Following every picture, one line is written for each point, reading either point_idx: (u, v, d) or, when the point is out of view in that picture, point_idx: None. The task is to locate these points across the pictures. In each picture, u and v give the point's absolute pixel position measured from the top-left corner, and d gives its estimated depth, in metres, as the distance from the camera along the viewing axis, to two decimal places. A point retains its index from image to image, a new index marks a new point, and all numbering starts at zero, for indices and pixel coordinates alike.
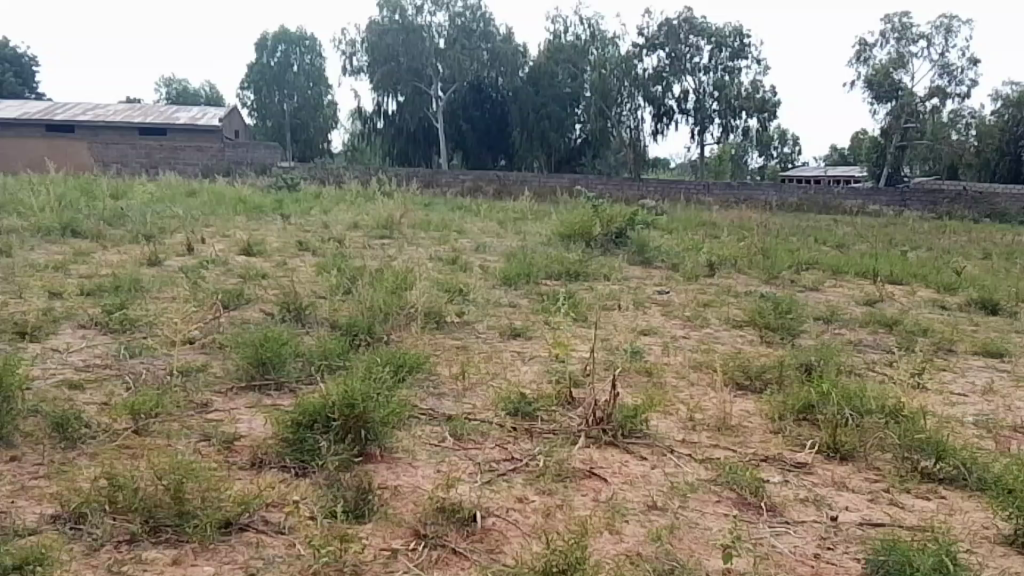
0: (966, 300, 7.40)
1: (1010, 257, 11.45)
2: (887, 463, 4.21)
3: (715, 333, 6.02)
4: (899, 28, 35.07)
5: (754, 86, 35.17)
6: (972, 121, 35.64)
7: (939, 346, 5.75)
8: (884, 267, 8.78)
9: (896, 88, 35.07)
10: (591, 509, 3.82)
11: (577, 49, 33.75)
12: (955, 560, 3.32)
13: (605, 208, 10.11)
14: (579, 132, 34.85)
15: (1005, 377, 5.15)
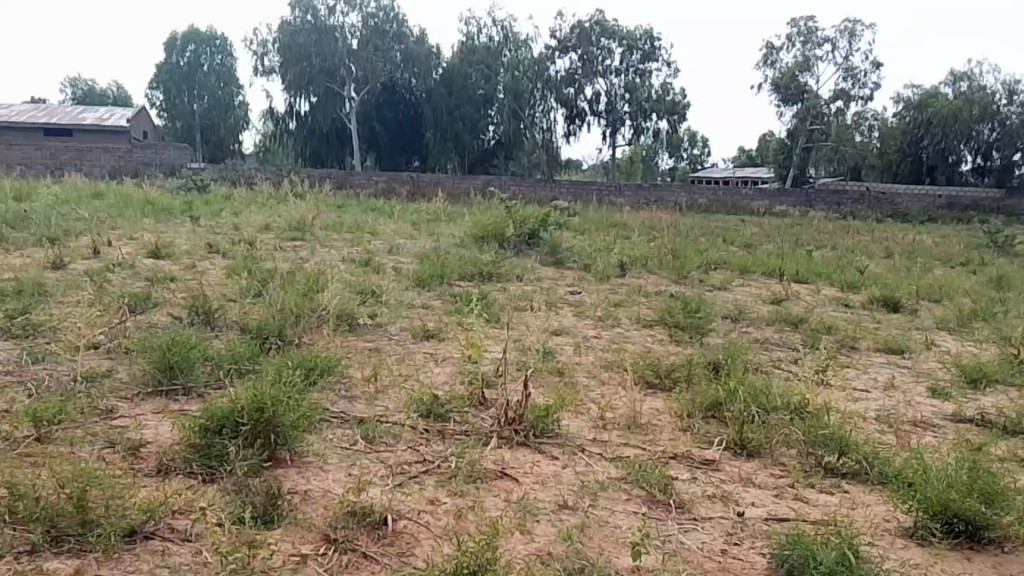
0: (869, 298, 7.60)
1: (910, 256, 11.79)
2: (793, 459, 4.27)
3: (626, 333, 6.09)
4: (805, 32, 34.86)
5: (664, 89, 35.07)
6: (875, 123, 34.99)
7: (842, 344, 5.91)
8: (790, 267, 8.98)
9: (802, 92, 35.23)
10: (503, 510, 3.80)
11: (490, 51, 33.08)
12: (858, 554, 3.39)
13: (519, 208, 10.18)
14: (493, 133, 34.35)
15: (906, 373, 5.33)
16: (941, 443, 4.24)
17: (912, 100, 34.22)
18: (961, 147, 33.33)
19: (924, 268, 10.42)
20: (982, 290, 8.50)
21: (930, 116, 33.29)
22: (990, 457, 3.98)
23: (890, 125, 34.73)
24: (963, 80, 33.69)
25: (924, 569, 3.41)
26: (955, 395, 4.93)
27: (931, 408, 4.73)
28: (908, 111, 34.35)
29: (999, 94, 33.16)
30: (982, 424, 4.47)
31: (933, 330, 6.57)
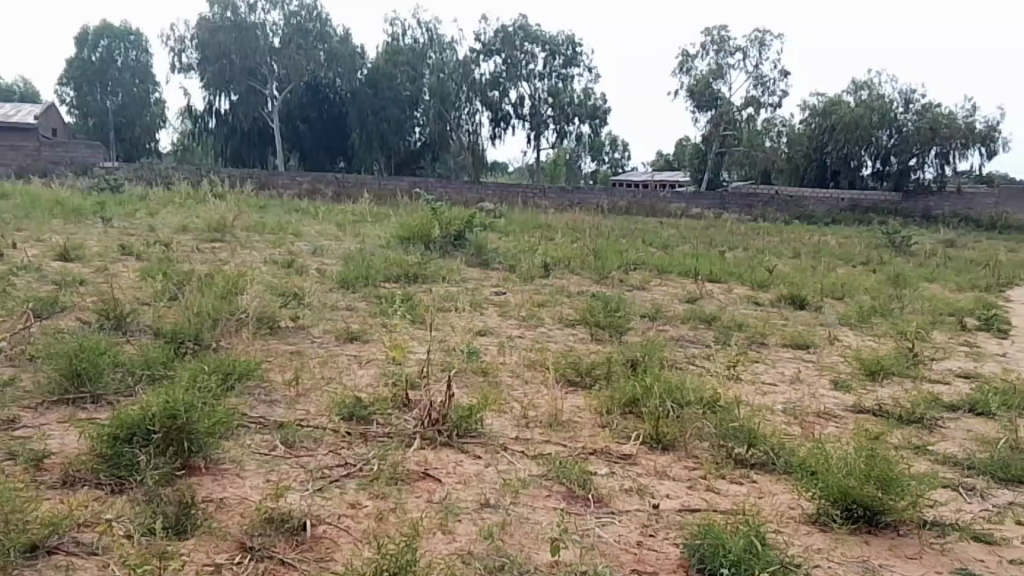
0: (778, 296, 7.93)
1: (815, 256, 12.36)
2: (706, 451, 4.42)
3: (548, 332, 6.18)
4: (717, 41, 35.43)
5: (586, 94, 35.27)
6: (784, 129, 34.32)
7: (753, 340, 6.15)
8: (705, 267, 9.27)
9: (715, 98, 35.09)
10: (424, 511, 3.79)
11: (415, 52, 32.60)
12: (764, 540, 3.54)
13: (444, 209, 10.18)
14: (419, 135, 34.05)
15: (810, 367, 5.60)
16: (842, 433, 4.48)
17: (816, 106, 32.61)
18: (862, 152, 31.54)
19: (827, 267, 10.93)
20: (880, 287, 8.99)
21: (834, 122, 31.54)
22: (886, 444, 4.22)
23: (795, 132, 33.24)
24: (864, 88, 32.08)
25: (825, 553, 3.59)
26: (856, 387, 5.21)
27: (834, 400, 4.99)
28: (813, 117, 32.68)
29: (897, 102, 31.30)
30: (879, 414, 4.75)
31: (836, 326, 6.91)
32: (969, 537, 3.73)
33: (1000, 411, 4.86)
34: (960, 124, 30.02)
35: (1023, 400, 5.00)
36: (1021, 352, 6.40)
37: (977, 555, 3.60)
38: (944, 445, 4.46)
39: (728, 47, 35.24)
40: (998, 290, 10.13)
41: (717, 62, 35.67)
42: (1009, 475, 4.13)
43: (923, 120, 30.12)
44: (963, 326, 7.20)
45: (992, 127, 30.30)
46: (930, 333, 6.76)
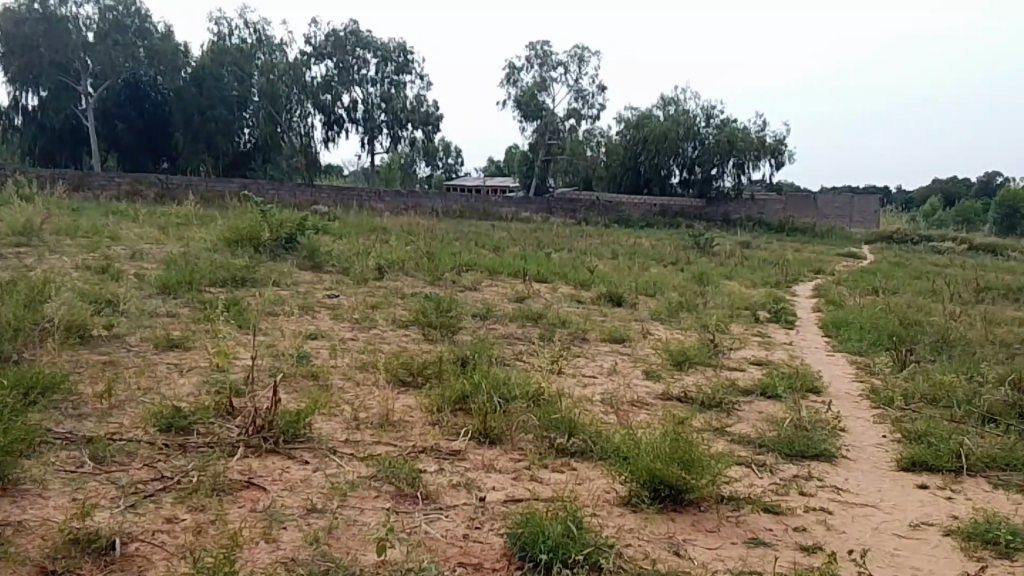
0: (598, 294, 8.40)
1: (632, 256, 13.27)
2: (530, 442, 4.62)
3: (381, 334, 6.22)
4: (541, 55, 35.50)
5: (419, 100, 34.29)
6: (602, 140, 35.55)
7: (575, 336, 6.51)
8: (533, 268, 9.70)
9: (541, 109, 35.38)
10: (246, 521, 3.67)
11: (243, 53, 30.36)
12: (580, 524, 3.73)
13: (276, 211, 9.92)
14: (249, 136, 32.18)
15: (625, 359, 6.01)
16: (652, 418, 4.84)
17: (629, 119, 34.42)
18: (670, 162, 33.62)
19: (642, 266, 11.78)
20: (687, 285, 9.78)
21: (645, 134, 33.44)
22: (690, 428, 4.59)
23: (612, 142, 34.69)
24: (671, 104, 34.34)
25: (636, 532, 3.86)
26: (665, 376, 5.64)
27: (646, 389, 5.37)
28: (627, 129, 34.47)
29: (700, 116, 33.62)
30: (685, 401, 5.18)
31: (650, 320, 7.43)
32: (760, 509, 4.12)
33: (786, 393, 5.45)
34: (754, 138, 33.00)
35: (804, 383, 5.63)
36: (803, 340, 7.22)
37: (766, 525, 4.00)
38: (740, 426, 4.92)
39: (551, 61, 35.39)
40: (785, 286, 11.33)
41: (542, 76, 35.84)
42: (794, 451, 4.62)
43: (721, 134, 32.57)
44: (756, 319, 8.00)
45: (780, 141, 33.37)
46: (729, 326, 7.44)
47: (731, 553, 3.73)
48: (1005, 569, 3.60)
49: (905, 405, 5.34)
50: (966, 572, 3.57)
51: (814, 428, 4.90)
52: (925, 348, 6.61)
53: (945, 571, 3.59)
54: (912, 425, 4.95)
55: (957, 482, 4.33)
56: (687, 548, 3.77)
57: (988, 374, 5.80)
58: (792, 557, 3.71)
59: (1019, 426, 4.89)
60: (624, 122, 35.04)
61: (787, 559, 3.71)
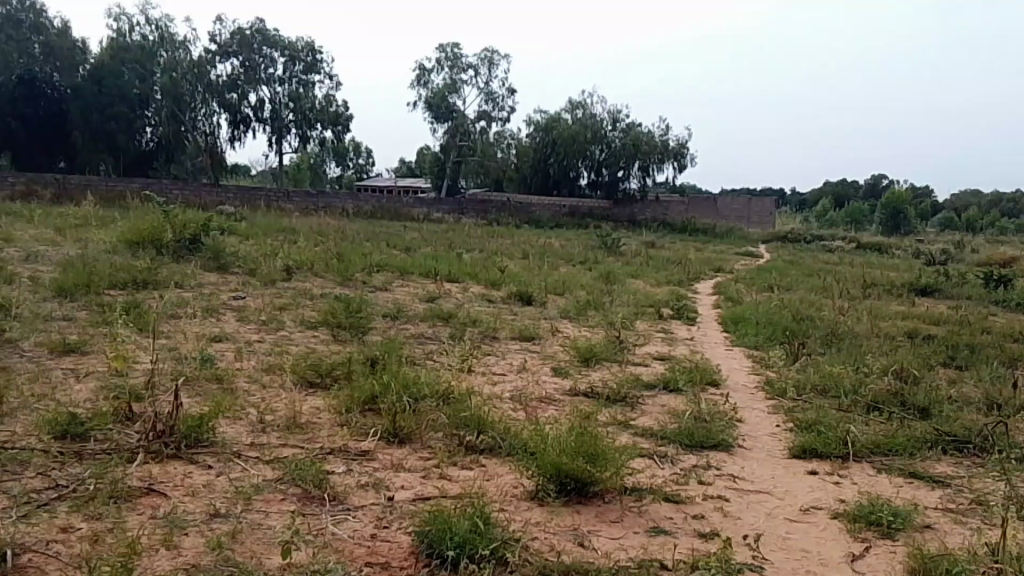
0: (509, 294, 8.53)
1: (541, 256, 13.49)
2: (440, 441, 4.65)
3: (288, 334, 6.17)
4: (451, 57, 33.98)
5: (328, 100, 33.57)
6: (513, 142, 34.59)
7: (485, 334, 6.60)
8: (444, 268, 9.77)
9: (451, 110, 33.78)
10: (144, 528, 3.54)
11: (144, 50, 29.13)
12: (487, 519, 3.78)
13: (179, 212, 9.65)
14: (151, 135, 30.76)
15: (534, 356, 6.13)
16: (558, 413, 4.94)
17: (539, 121, 34.78)
18: (579, 164, 34.44)
19: (551, 265, 11.99)
20: (595, 283, 10.01)
21: (554, 137, 34.10)
22: (596, 422, 4.71)
23: (523, 145, 34.54)
24: (578, 108, 34.73)
25: (542, 526, 3.93)
26: (572, 372, 5.78)
27: (554, 385, 5.49)
28: (537, 132, 34.83)
29: (607, 119, 34.34)
30: (591, 396, 5.31)
31: (558, 319, 7.57)
32: (661, 498, 4.26)
33: (687, 386, 5.66)
34: (657, 142, 33.72)
35: (704, 376, 5.86)
36: (704, 336, 7.51)
37: (667, 514, 4.14)
38: (644, 419, 5.08)
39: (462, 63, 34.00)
40: (688, 284, 11.74)
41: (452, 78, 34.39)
42: (694, 441, 4.80)
43: (627, 137, 33.42)
44: (660, 315, 8.25)
45: (683, 145, 34.41)
46: (634, 323, 7.66)
47: (633, 542, 3.85)
48: (885, 548, 3.84)
49: (797, 396, 5.62)
50: (851, 552, 3.80)
51: (713, 419, 5.10)
52: (816, 341, 6.95)
53: (832, 552, 3.81)
54: (804, 414, 5.22)
55: (844, 468, 4.57)
56: (591, 539, 3.87)
57: (872, 365, 6.16)
58: (691, 544, 3.85)
59: (898, 413, 5.21)
60: (533, 123, 35.40)
61: (687, 546, 3.85)
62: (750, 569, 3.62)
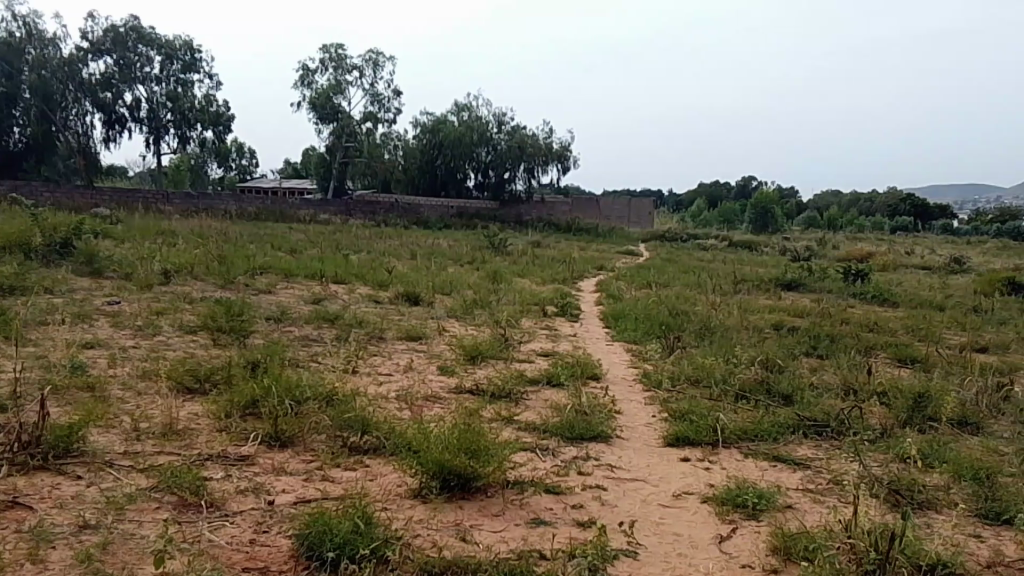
0: (397, 294, 8.59)
1: (430, 256, 13.60)
2: (322, 443, 4.64)
3: (166, 340, 6.02)
4: (336, 58, 32.43)
5: (208, 99, 32.68)
6: (399, 144, 33.83)
7: (371, 335, 6.64)
8: (330, 270, 9.74)
9: (336, 111, 32.74)
10: (7, 543, 3.37)
11: (10, 46, 27.23)
12: (369, 518, 3.78)
13: (44, 217, 9.31)
14: (18, 134, 29.46)
15: (420, 356, 6.22)
16: (442, 411, 5.03)
17: (425, 123, 33.59)
18: (465, 166, 33.53)
19: (439, 265, 12.09)
20: (483, 283, 10.14)
21: (441, 139, 33.06)
22: (480, 419, 4.78)
23: (408, 147, 33.52)
24: (464, 110, 33.93)
25: (425, 523, 3.97)
26: (457, 370, 5.89)
27: (439, 383, 5.58)
28: (423, 133, 33.78)
29: (493, 122, 33.85)
30: (476, 393, 5.41)
31: (445, 318, 7.68)
32: (542, 490, 4.37)
33: (568, 380, 5.84)
34: (541, 145, 33.69)
35: (585, 371, 6.06)
36: (586, 332, 7.74)
37: (547, 505, 4.25)
38: (526, 414, 5.21)
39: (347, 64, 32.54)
40: (571, 282, 12.02)
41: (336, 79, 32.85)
42: (574, 434, 4.96)
43: (512, 139, 33.07)
44: (545, 314, 8.42)
45: (565, 148, 34.62)
46: (519, 320, 7.82)
47: (513, 534, 3.94)
48: (751, 528, 4.07)
49: (671, 387, 5.88)
50: (719, 534, 4.01)
51: (593, 412, 5.27)
52: (690, 334, 7.27)
53: (701, 535, 4.01)
54: (677, 404, 5.45)
55: (714, 454, 4.81)
56: (473, 533, 3.93)
57: (741, 355, 6.50)
58: (570, 533, 3.98)
59: (764, 401, 5.53)
60: (419, 126, 34.18)
61: (565, 535, 3.99)
62: (625, 555, 3.76)
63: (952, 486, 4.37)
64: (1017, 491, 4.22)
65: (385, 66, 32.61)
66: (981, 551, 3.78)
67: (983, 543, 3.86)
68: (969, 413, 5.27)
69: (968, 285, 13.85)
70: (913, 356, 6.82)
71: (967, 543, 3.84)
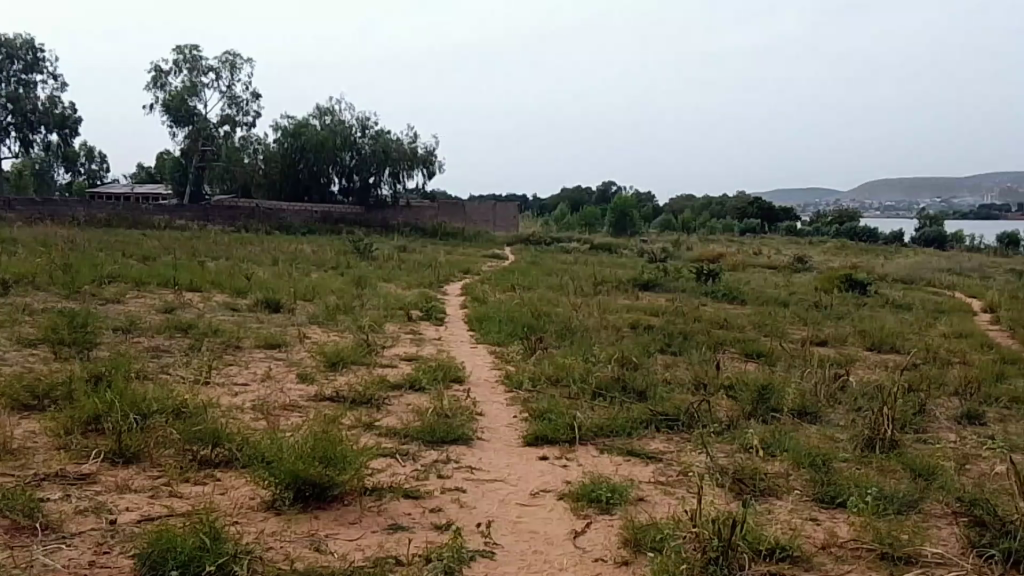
0: (255, 301, 8.49)
1: (291, 262, 13.45)
2: (171, 458, 4.50)
3: (2, 355, 5.70)
4: (190, 60, 31.45)
5: (52, 101, 31.46)
6: (259, 148, 32.50)
7: (228, 344, 6.56)
8: (186, 278, 9.48)
9: (191, 114, 31.92)
10: None
11: None
12: (217, 532, 3.62)
13: None
14: None
15: (279, 364, 6.23)
16: (301, 419, 5.05)
17: (286, 126, 31.51)
18: (329, 170, 31.74)
19: (302, 271, 11.98)
20: (347, 288, 10.10)
21: (303, 143, 30.95)
22: (339, 425, 4.76)
23: (269, 151, 31.61)
24: (327, 114, 32.54)
25: (276, 535, 3.84)
26: (317, 378, 5.90)
27: (298, 393, 5.59)
28: (284, 137, 31.56)
29: (356, 127, 32.69)
30: (336, 400, 5.46)
31: (306, 325, 7.67)
32: (400, 495, 4.33)
33: (430, 385, 5.92)
34: (406, 150, 32.70)
35: (447, 373, 6.16)
36: (450, 335, 7.84)
37: (405, 510, 4.20)
38: (387, 419, 5.24)
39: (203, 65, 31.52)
40: (437, 286, 12.10)
41: (191, 82, 31.83)
42: (435, 437, 5.00)
43: (377, 143, 31.70)
44: (410, 317, 8.48)
45: (430, 153, 33.73)
46: (383, 325, 7.85)
47: (369, 541, 3.85)
48: (604, 522, 4.15)
49: (532, 387, 6.03)
50: (574, 530, 4.07)
51: (452, 414, 5.34)
52: (551, 335, 7.46)
53: (557, 531, 4.06)
54: (536, 404, 5.59)
55: (571, 452, 4.94)
56: (327, 542, 3.81)
57: (599, 354, 6.72)
58: (426, 536, 3.93)
59: (618, 398, 5.75)
60: (280, 129, 31.83)
61: (422, 538, 3.93)
62: (481, 556, 3.75)
63: (792, 473, 4.61)
64: (848, 475, 4.50)
65: (242, 67, 31.19)
66: (817, 534, 3.96)
67: (819, 525, 4.05)
68: (808, 403, 5.66)
69: (811, 282, 14.81)
70: (758, 351, 7.26)
71: (805, 526, 4.02)
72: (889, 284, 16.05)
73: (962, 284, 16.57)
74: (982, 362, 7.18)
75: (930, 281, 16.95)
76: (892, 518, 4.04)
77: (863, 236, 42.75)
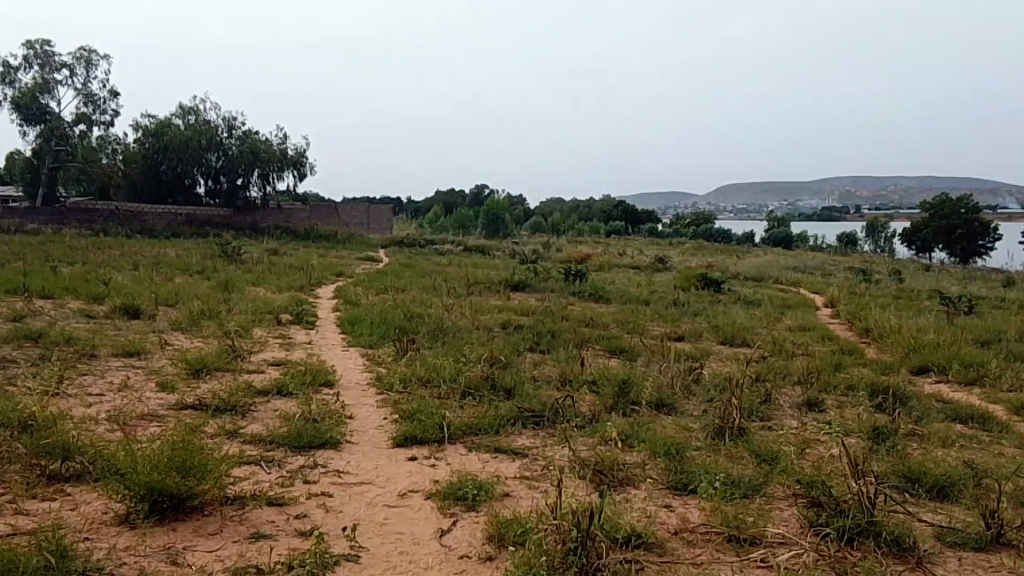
0: (112, 307, 8.18)
1: (153, 266, 13.02)
2: (16, 473, 4.30)
3: None
4: (42, 55, 28.79)
5: None
6: (118, 148, 30.50)
7: (82, 353, 6.32)
8: (36, 284, 9.03)
9: (44, 112, 28.23)
10: None
11: None
12: (64, 550, 3.45)
13: None
14: None
15: (139, 373, 6.05)
16: (161, 429, 4.95)
17: (147, 126, 30.35)
18: (193, 171, 30.78)
19: (165, 276, 11.57)
20: (213, 293, 9.86)
21: (165, 142, 29.83)
22: (200, 435, 4.67)
23: (129, 151, 30.22)
24: (190, 112, 31.27)
25: (131, 549, 3.69)
26: (180, 386, 5.77)
27: (157, 402, 5.46)
28: (145, 137, 30.35)
29: (222, 127, 31.52)
30: (197, 408, 5.36)
31: (168, 331, 7.44)
32: (264, 503, 4.27)
33: (299, 389, 5.88)
34: (276, 150, 31.98)
35: (317, 377, 6.14)
36: (322, 338, 7.79)
37: (269, 518, 4.14)
38: (252, 426, 5.18)
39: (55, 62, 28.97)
40: (309, 289, 11.97)
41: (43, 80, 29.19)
42: (302, 442, 4.98)
43: (244, 144, 30.86)
44: (278, 322, 8.37)
45: (301, 154, 33.26)
46: (251, 330, 7.72)
47: (230, 551, 3.75)
48: (470, 520, 4.22)
49: (403, 387, 6.07)
50: (440, 529, 4.12)
51: (321, 418, 5.32)
52: (424, 336, 7.54)
53: (423, 531, 4.09)
54: (406, 405, 5.67)
55: (439, 451, 5.01)
56: (185, 554, 3.70)
57: (468, 355, 6.84)
58: (289, 543, 3.88)
59: (487, 396, 5.89)
60: (139, 129, 30.66)
61: (285, 545, 3.88)
62: (346, 559, 3.73)
63: (649, 462, 4.85)
64: (699, 462, 4.78)
65: (97, 64, 29.78)
66: (670, 520, 4.17)
67: (673, 512, 4.27)
68: (665, 396, 5.96)
69: (670, 281, 15.44)
70: (621, 347, 7.58)
71: (659, 514, 4.22)
72: (742, 281, 16.85)
73: (805, 279, 17.69)
74: (822, 354, 7.69)
75: (778, 278, 18.01)
76: (738, 502, 4.30)
77: (717, 237, 45.19)
